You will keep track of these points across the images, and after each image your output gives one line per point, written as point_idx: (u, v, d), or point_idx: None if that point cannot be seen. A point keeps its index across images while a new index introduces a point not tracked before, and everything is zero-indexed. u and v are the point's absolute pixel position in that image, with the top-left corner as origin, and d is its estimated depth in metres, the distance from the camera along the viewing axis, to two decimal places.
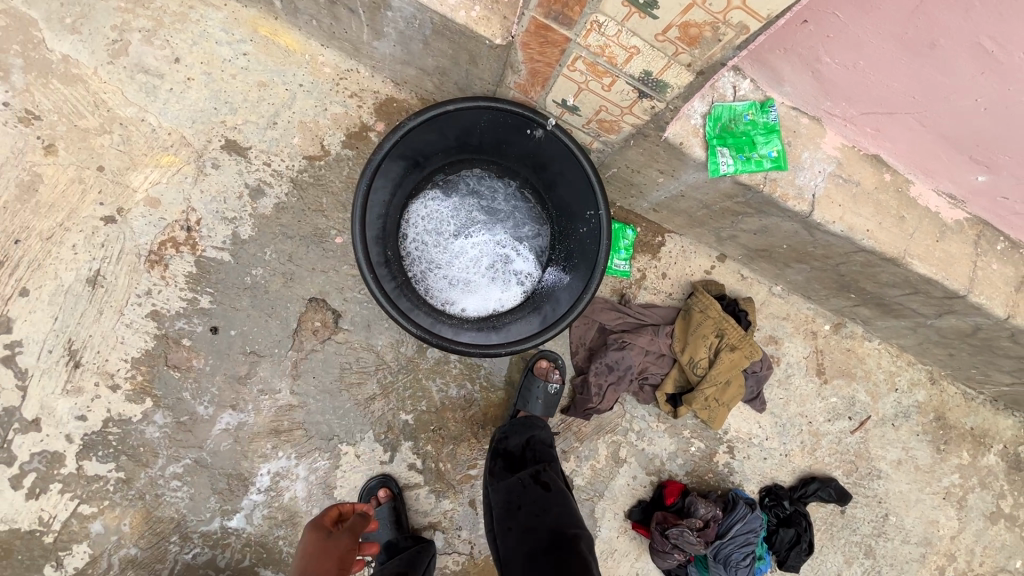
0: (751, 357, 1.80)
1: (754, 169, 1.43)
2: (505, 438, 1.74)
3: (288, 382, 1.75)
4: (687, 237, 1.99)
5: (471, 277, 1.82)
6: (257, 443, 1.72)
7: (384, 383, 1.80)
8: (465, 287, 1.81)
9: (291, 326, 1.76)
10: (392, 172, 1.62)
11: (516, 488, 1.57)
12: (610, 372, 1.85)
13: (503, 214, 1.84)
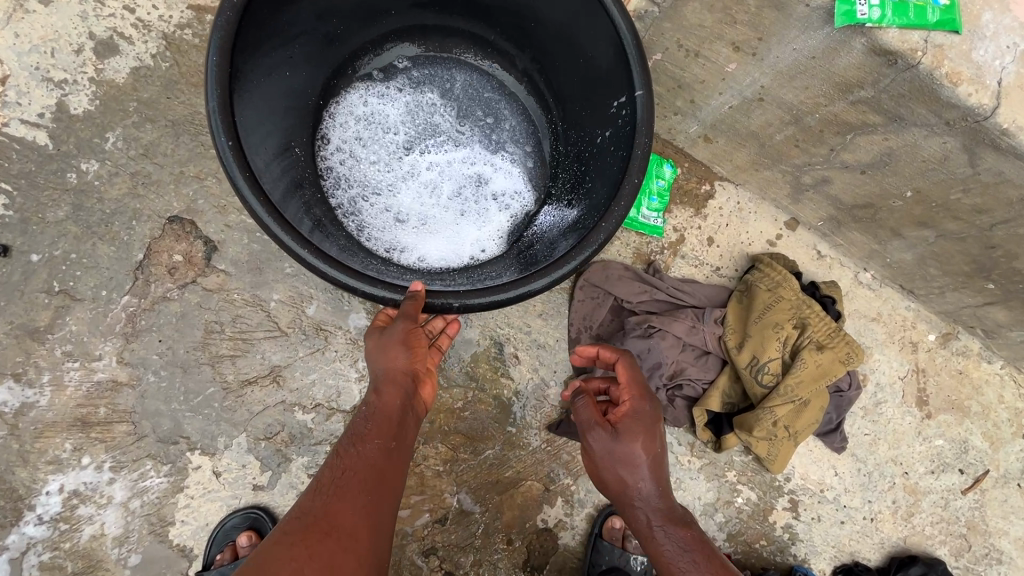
0: (849, 364, 1.17)
1: (909, 23, 0.84)
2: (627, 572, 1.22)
3: (115, 345, 1.09)
4: (747, 190, 1.38)
5: (428, 207, 1.17)
6: (47, 441, 1.05)
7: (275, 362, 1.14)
8: (418, 223, 1.16)
9: (134, 257, 1.11)
10: (297, 18, 0.94)
11: None
12: None
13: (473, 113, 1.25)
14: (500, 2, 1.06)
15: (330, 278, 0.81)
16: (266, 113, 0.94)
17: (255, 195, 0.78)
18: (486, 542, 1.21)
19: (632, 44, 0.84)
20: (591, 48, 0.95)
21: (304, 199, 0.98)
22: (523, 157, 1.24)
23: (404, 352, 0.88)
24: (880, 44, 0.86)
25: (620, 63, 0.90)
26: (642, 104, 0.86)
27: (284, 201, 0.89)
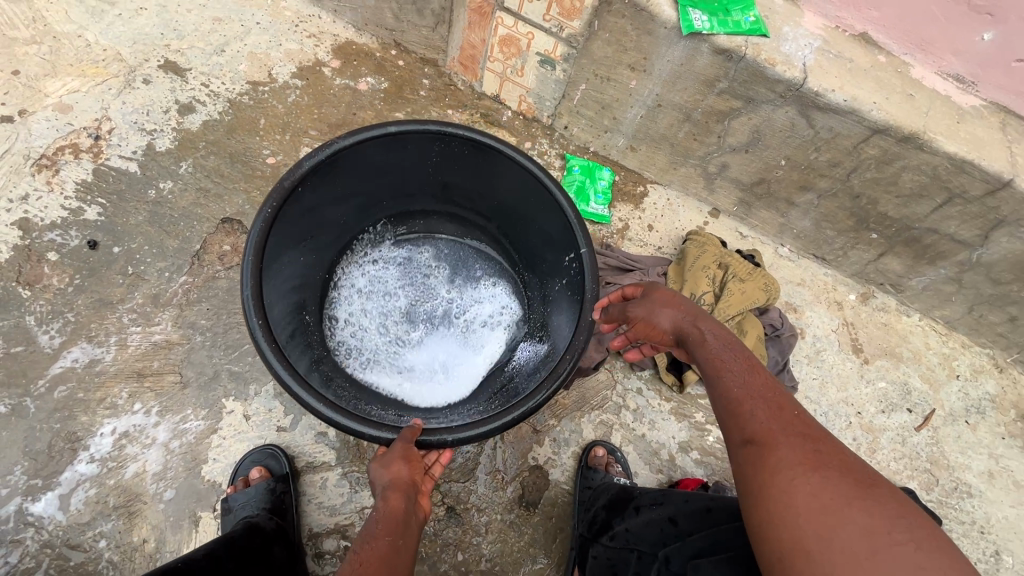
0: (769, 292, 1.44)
1: (731, 31, 1.29)
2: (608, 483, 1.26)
3: (171, 313, 1.34)
4: (673, 188, 1.76)
5: (420, 343, 1.40)
6: (107, 389, 1.25)
7: None
8: (418, 353, 1.38)
9: (192, 247, 1.42)
10: (316, 212, 1.16)
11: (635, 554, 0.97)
12: None
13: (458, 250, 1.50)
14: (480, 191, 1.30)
15: (339, 428, 0.90)
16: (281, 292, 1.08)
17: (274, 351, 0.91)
18: (483, 479, 1.34)
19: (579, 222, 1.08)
20: (546, 216, 1.18)
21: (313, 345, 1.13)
22: (510, 284, 1.47)
23: (406, 463, 0.87)
24: (718, 45, 1.29)
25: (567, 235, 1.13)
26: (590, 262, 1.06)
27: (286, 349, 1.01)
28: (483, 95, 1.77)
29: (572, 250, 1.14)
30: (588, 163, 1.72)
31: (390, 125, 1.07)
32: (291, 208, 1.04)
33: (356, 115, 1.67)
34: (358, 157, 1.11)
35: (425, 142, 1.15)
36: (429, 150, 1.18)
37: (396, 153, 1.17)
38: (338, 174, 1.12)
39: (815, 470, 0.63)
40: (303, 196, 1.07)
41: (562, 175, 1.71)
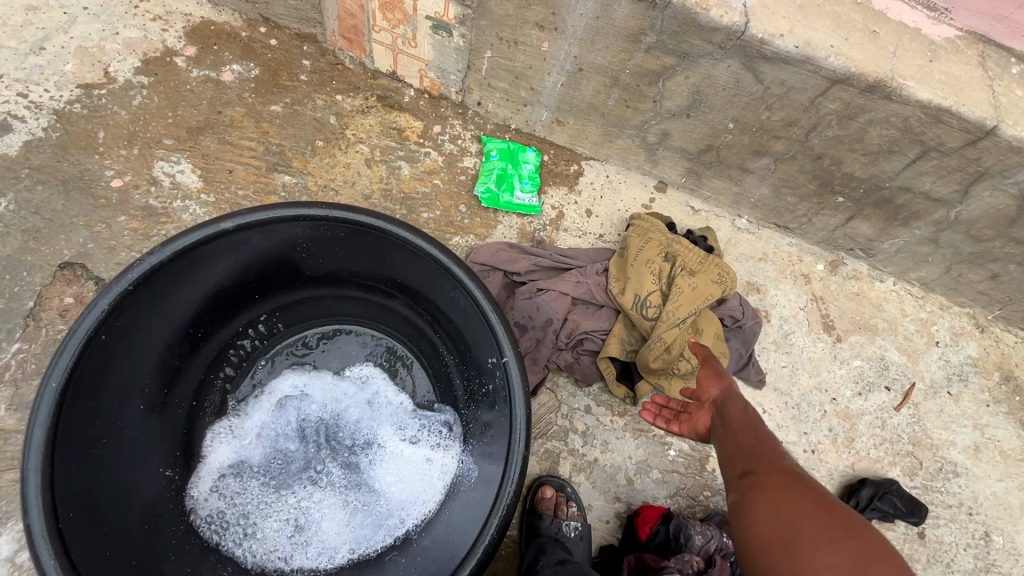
0: (722, 284, 1.28)
1: None
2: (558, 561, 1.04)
3: (3, 393, 1.09)
4: (611, 163, 1.52)
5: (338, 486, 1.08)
6: None
7: None
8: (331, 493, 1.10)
9: (23, 305, 1.15)
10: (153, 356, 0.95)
11: None
12: (525, 333, 1.28)
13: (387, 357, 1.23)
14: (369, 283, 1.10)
15: None
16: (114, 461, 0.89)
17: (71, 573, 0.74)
18: None
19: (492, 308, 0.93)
20: (453, 306, 1.00)
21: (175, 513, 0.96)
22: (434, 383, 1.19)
23: None
24: None
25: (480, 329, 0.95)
26: (515, 371, 0.91)
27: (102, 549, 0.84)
28: (377, 73, 1.48)
29: (492, 352, 0.96)
30: (508, 144, 1.46)
31: (223, 224, 0.88)
32: (103, 357, 0.85)
33: (221, 113, 1.38)
34: (195, 268, 0.93)
35: (284, 232, 0.96)
36: (294, 240, 0.99)
37: (246, 256, 0.98)
38: (174, 293, 0.93)
39: (823, 507, 0.75)
40: (117, 341, 0.87)
41: (481, 161, 1.45)
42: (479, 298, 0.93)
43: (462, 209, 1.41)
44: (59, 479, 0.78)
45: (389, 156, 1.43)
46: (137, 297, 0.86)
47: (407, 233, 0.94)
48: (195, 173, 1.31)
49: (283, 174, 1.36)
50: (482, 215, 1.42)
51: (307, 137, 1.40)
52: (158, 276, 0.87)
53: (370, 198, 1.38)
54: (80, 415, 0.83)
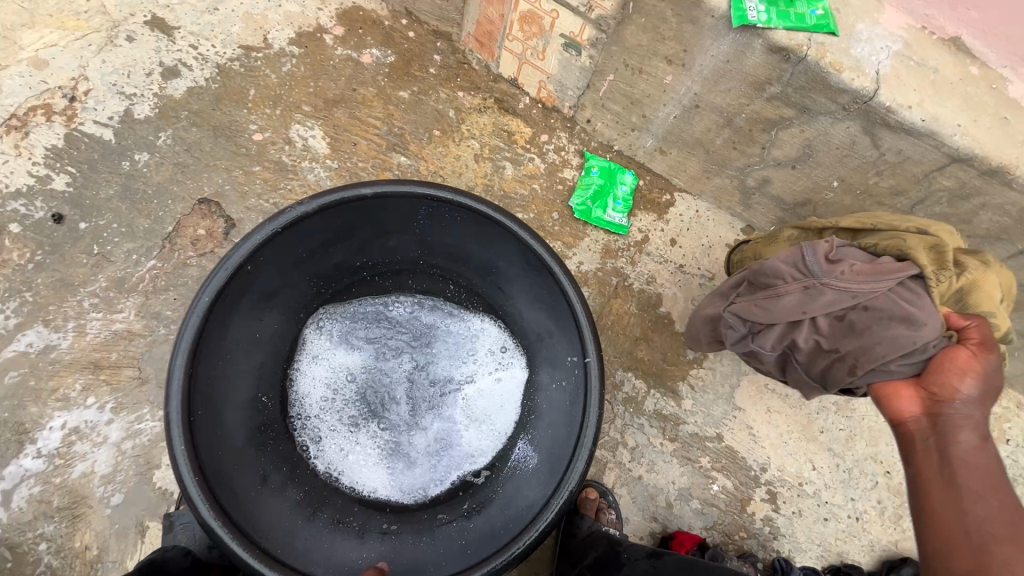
0: (979, 288, 0.89)
1: (792, 26, 1.07)
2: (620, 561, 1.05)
3: (136, 301, 1.24)
4: (704, 199, 1.56)
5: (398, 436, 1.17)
6: (60, 380, 1.16)
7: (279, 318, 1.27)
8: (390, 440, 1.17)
9: (164, 230, 1.30)
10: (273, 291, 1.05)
11: None
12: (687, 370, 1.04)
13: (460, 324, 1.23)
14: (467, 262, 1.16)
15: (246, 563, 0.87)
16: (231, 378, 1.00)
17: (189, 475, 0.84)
18: None
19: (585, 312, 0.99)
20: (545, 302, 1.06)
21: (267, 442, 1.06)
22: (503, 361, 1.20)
23: None
24: (773, 42, 1.08)
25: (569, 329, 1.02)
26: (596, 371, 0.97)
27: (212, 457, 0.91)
28: (499, 77, 1.57)
29: (572, 351, 1.03)
30: (608, 164, 1.53)
31: (363, 189, 0.96)
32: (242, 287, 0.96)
33: (355, 91, 1.50)
34: (328, 226, 1.02)
35: (408, 204, 1.04)
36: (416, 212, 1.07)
37: (374, 215, 1.06)
38: (304, 243, 1.02)
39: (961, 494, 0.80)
40: (255, 273, 0.97)
41: (580, 176, 1.52)
42: (578, 303, 0.99)
43: (555, 216, 1.49)
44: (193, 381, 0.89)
45: (496, 155, 1.52)
46: (280, 239, 0.96)
47: (520, 228, 1.00)
48: (325, 140, 1.44)
49: (400, 154, 1.47)
50: (572, 225, 1.49)
51: (425, 125, 1.51)
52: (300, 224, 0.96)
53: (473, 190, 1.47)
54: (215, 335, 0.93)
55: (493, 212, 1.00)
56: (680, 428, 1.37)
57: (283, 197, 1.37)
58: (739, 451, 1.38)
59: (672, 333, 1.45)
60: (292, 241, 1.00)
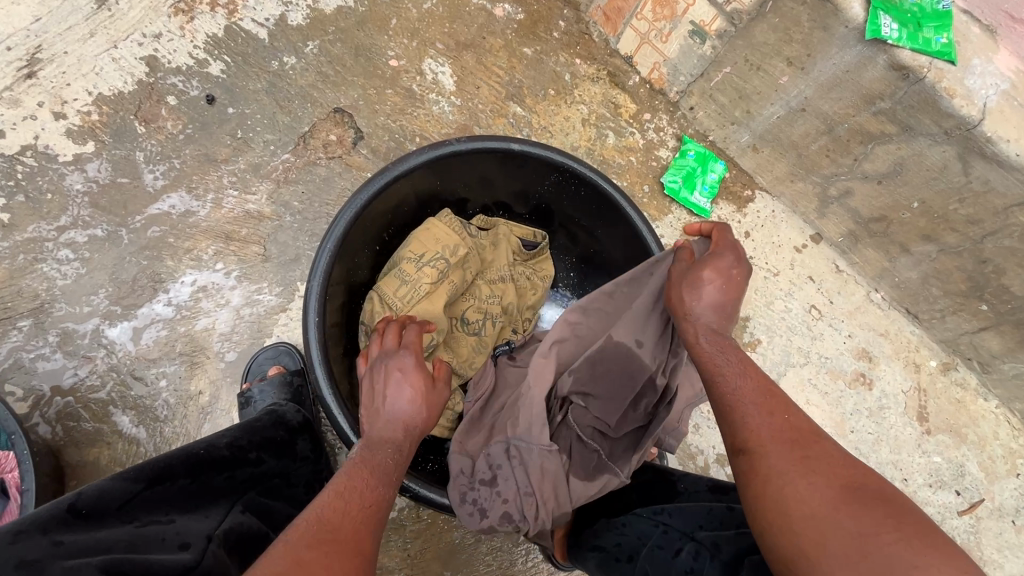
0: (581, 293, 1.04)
1: (915, 49, 1.18)
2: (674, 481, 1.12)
3: (268, 187, 1.35)
4: (782, 202, 1.67)
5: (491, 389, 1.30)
6: (196, 243, 1.28)
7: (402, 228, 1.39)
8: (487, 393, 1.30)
9: (300, 129, 1.41)
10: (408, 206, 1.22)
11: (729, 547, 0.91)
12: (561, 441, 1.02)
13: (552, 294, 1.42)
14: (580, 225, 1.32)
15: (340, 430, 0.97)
16: (354, 273, 1.16)
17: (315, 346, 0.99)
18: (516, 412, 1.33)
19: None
20: None
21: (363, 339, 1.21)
22: None
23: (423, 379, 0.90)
24: (897, 60, 1.20)
25: None
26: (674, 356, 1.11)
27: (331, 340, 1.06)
28: (615, 52, 1.66)
29: None
30: (704, 150, 1.63)
31: (513, 144, 1.12)
32: (386, 200, 1.13)
33: (485, 39, 1.60)
34: (468, 167, 1.19)
35: (542, 168, 1.19)
36: (542, 177, 1.22)
37: (511, 169, 1.21)
38: (442, 176, 1.19)
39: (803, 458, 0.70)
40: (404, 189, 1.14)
41: (675, 157, 1.62)
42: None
43: (645, 189, 1.60)
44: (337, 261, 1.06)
45: (601, 123, 1.62)
46: (433, 166, 1.13)
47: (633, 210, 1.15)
48: (452, 79, 1.55)
49: (517, 105, 1.57)
50: (660, 201, 1.60)
51: (542, 82, 1.61)
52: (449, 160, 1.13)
53: (576, 151, 1.58)
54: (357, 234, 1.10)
55: (614, 194, 1.15)
56: None
57: (407, 121, 1.48)
58: None
59: None
60: (439, 170, 1.16)
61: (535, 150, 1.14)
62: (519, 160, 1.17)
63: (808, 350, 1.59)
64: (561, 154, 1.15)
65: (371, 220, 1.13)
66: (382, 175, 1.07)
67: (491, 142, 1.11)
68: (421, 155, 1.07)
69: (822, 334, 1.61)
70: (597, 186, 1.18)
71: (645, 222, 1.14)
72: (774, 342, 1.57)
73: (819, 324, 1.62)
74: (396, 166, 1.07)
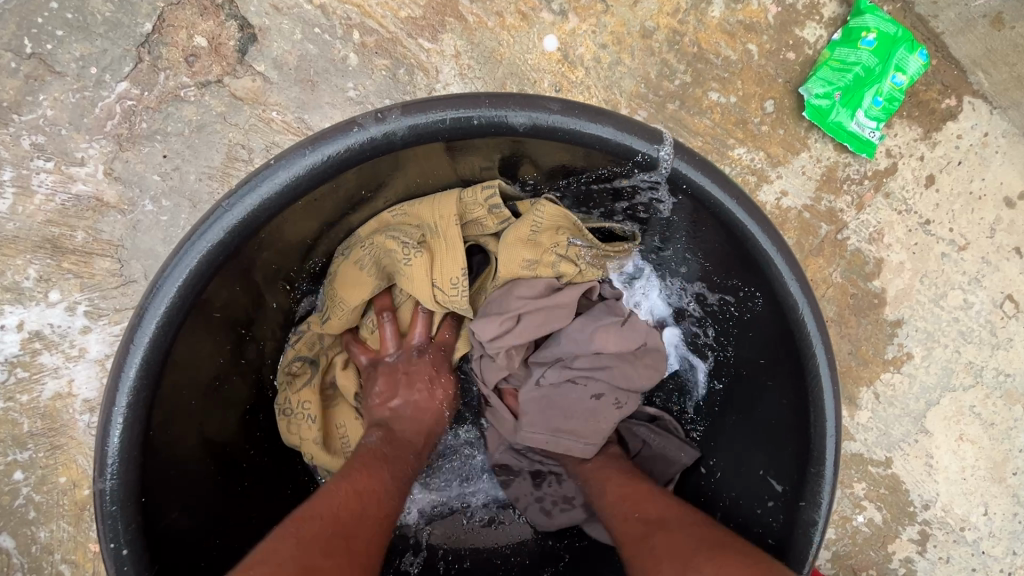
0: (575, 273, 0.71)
1: None
2: None
3: (103, 150, 0.78)
4: (1008, 119, 0.95)
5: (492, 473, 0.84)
6: (5, 259, 0.78)
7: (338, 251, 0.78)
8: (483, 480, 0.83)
9: (138, 29, 0.77)
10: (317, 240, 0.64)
11: None
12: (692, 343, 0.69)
13: None
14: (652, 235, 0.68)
15: None
16: (228, 375, 0.62)
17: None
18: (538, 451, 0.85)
19: (833, 435, 0.57)
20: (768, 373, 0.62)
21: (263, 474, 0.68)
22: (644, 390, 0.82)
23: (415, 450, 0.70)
24: None
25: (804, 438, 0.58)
26: (816, 535, 0.58)
27: (188, 533, 0.55)
28: None
29: (778, 479, 0.62)
30: (894, 28, 0.87)
31: (514, 115, 0.52)
32: (265, 244, 0.56)
33: None
34: (424, 160, 0.59)
35: (578, 157, 0.57)
36: (573, 171, 0.62)
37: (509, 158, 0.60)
38: (369, 184, 0.59)
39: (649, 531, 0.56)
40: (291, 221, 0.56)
41: (835, 41, 0.89)
42: (828, 415, 0.56)
43: (768, 106, 0.90)
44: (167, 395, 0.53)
45: None
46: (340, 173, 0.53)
47: (761, 234, 0.54)
48: None
49: None
50: (793, 129, 0.92)
51: None
52: (375, 159, 0.53)
53: (650, 36, 0.87)
54: (206, 325, 0.55)
55: (738, 212, 0.54)
56: (843, 444, 1.03)
57: None
58: (904, 482, 1.06)
59: (876, 319, 1.00)
60: (356, 178, 0.57)
61: (557, 121, 0.52)
62: (523, 147, 0.56)
63: (981, 365, 1.05)
64: (608, 128, 0.53)
65: (235, 291, 0.58)
66: (230, 212, 0.49)
67: (457, 112, 0.51)
68: (296, 160, 0.49)
69: (1010, 340, 1.05)
70: (693, 194, 0.55)
71: (789, 264, 0.54)
72: (931, 357, 1.03)
73: (1010, 325, 1.04)
74: (249, 187, 0.49)
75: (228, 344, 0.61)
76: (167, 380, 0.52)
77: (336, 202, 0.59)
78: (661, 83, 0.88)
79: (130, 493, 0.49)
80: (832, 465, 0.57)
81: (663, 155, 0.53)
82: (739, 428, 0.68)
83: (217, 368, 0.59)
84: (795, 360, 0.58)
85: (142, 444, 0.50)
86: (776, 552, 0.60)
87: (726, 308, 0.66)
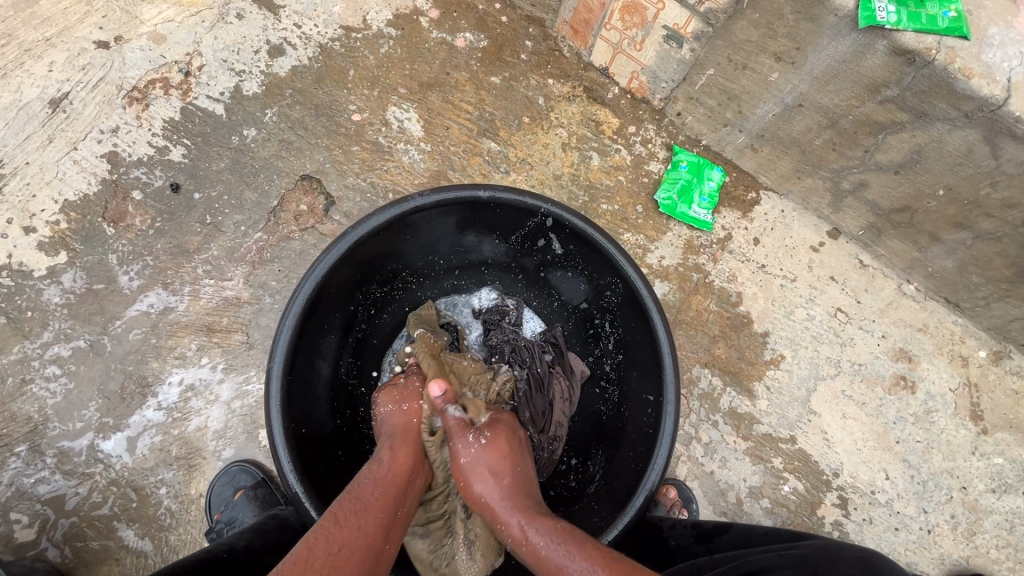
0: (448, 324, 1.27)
1: (931, 11, 1.03)
2: (589, 461, 1.17)
3: (243, 271, 1.31)
4: (791, 199, 1.52)
5: None
6: (178, 337, 1.25)
7: (374, 305, 1.20)
8: None
9: (270, 204, 1.37)
10: (387, 263, 1.14)
11: (615, 473, 1.07)
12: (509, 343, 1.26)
13: (562, 317, 1.30)
14: (573, 263, 1.18)
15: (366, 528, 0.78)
16: (328, 335, 1.08)
17: (282, 430, 0.91)
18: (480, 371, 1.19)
19: (669, 352, 1.00)
20: (639, 329, 1.07)
21: (340, 423, 1.12)
22: (583, 356, 1.27)
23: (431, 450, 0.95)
24: (899, 45, 1.06)
25: (656, 364, 1.02)
26: (671, 414, 0.97)
27: (300, 412, 0.98)
28: (590, 65, 1.55)
29: (648, 391, 1.05)
30: (695, 157, 1.51)
31: (482, 191, 1.03)
32: (356, 261, 1.06)
33: (449, 75, 1.50)
34: (440, 218, 1.10)
35: (517, 213, 1.09)
36: (520, 225, 1.13)
37: (485, 215, 1.12)
38: (410, 233, 1.11)
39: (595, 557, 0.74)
40: (374, 248, 1.07)
41: (668, 169, 1.51)
42: (663, 339, 1.00)
43: (639, 209, 1.49)
44: (306, 331, 1.00)
45: (583, 144, 1.51)
46: (396, 224, 1.04)
47: (610, 245, 1.04)
48: (419, 123, 1.47)
49: (490, 140, 1.48)
50: (657, 219, 1.49)
51: (516, 111, 1.51)
52: (416, 212, 1.04)
53: (559, 179, 1.49)
54: (323, 303, 1.03)
55: (596, 236, 1.04)
56: (754, 427, 1.39)
57: (377, 177, 1.42)
58: (812, 454, 1.39)
59: (749, 332, 1.45)
60: (407, 226, 1.08)
61: (504, 194, 1.03)
62: (491, 207, 1.07)
63: (838, 359, 1.46)
64: (530, 197, 1.04)
65: (342, 284, 1.06)
66: (345, 237, 0.98)
67: (460, 191, 1.02)
68: (376, 219, 1.00)
69: (853, 339, 1.47)
70: (578, 229, 1.06)
71: (626, 258, 1.03)
72: (799, 356, 1.45)
73: (848, 328, 1.48)
74: (353, 230, 0.99)
75: (331, 318, 1.07)
76: (302, 324, 0.98)
77: (395, 240, 1.10)
78: (570, 203, 1.48)
79: (282, 374, 0.94)
80: (670, 369, 0.99)
81: (557, 209, 1.04)
82: (634, 377, 1.11)
83: (323, 329, 1.06)
84: (643, 314, 1.04)
85: (288, 354, 0.95)
86: (655, 435, 0.99)
87: (611, 299, 1.14)
